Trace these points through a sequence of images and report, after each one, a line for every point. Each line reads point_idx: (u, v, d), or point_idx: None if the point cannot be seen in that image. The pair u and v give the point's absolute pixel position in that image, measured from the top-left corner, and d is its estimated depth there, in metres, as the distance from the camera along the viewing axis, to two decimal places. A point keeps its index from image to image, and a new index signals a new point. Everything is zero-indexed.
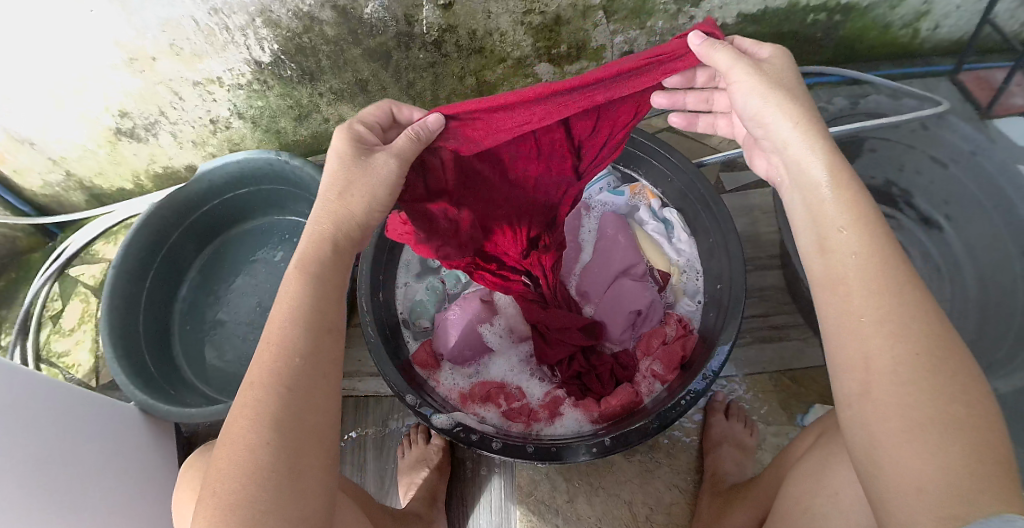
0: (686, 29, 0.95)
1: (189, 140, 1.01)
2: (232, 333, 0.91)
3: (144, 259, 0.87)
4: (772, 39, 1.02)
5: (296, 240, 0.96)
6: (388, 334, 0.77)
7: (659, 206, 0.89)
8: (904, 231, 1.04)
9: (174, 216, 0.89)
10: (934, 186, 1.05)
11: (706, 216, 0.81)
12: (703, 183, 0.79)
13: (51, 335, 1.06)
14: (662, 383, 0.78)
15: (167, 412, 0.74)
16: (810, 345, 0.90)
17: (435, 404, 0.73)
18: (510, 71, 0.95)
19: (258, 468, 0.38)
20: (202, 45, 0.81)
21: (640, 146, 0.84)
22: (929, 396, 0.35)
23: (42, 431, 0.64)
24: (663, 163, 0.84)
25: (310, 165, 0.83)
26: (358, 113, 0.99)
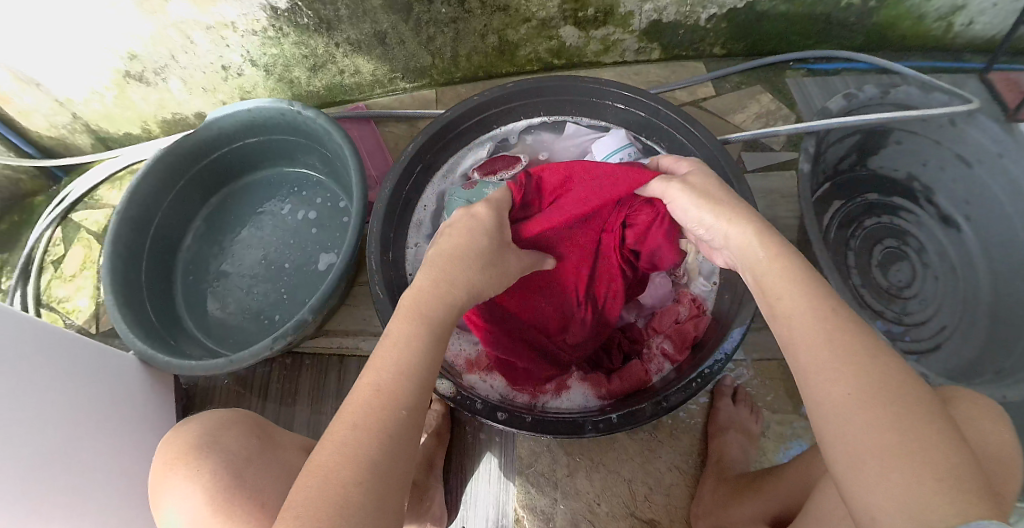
0: (718, 1, 0.91)
1: (199, 86, 0.98)
2: (236, 284, 0.88)
3: (147, 207, 0.84)
4: (805, 19, 0.98)
5: (304, 193, 0.93)
6: (396, 293, 0.74)
7: None
8: (923, 228, 1.01)
9: (179, 164, 0.86)
10: (956, 185, 0.99)
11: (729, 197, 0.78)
12: (727, 160, 0.75)
13: (52, 280, 1.04)
14: (674, 362, 0.76)
15: (166, 364, 0.72)
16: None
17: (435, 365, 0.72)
18: (534, 32, 0.92)
19: (348, 507, 0.34)
20: None
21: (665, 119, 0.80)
22: (882, 421, 0.34)
23: (51, 387, 0.64)
24: (690, 137, 0.79)
25: (322, 116, 0.80)
26: (374, 66, 0.95)
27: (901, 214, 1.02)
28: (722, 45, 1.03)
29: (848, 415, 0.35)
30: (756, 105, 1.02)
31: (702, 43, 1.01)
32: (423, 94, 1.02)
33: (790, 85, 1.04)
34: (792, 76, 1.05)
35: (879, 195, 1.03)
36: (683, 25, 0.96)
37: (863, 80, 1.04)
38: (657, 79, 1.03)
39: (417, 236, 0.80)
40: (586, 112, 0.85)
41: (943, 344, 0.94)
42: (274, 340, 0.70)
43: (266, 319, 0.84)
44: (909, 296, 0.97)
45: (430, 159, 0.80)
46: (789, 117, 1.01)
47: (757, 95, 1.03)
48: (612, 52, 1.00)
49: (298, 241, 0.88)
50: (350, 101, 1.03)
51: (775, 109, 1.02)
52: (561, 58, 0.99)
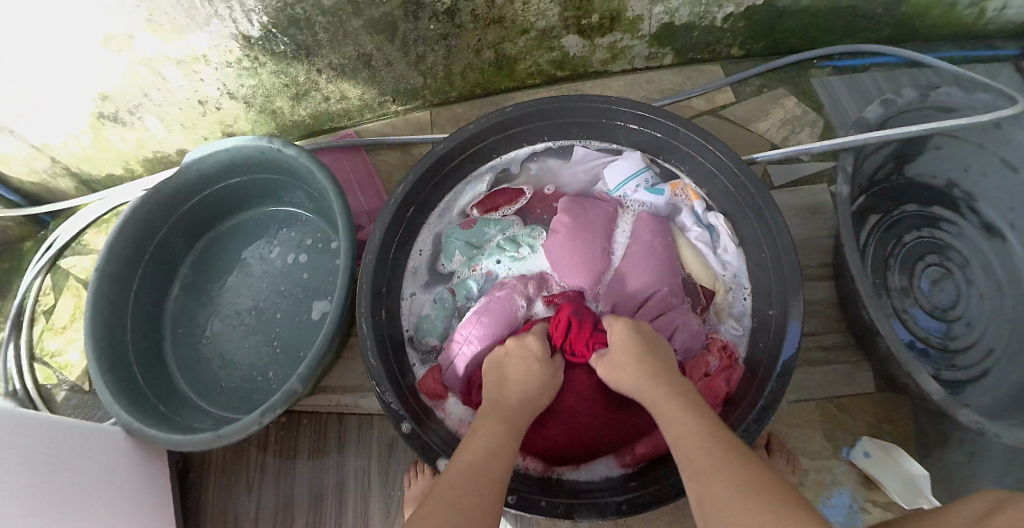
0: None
1: (177, 123, 0.91)
2: (227, 338, 0.82)
3: (129, 260, 0.78)
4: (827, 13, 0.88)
5: (294, 234, 0.86)
6: (388, 346, 0.64)
7: (703, 209, 0.76)
8: (965, 240, 0.91)
9: (162, 211, 0.80)
10: (1001, 191, 0.88)
11: (758, 225, 0.69)
12: (754, 184, 0.66)
13: (45, 332, 1.00)
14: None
15: (154, 438, 0.67)
16: (861, 371, 0.80)
17: (434, 443, 0.58)
18: (534, 44, 0.84)
19: None
20: (182, 17, 0.71)
21: (684, 139, 0.71)
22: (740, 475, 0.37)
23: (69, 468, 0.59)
24: (715, 161, 0.71)
25: (305, 155, 0.73)
26: (362, 90, 0.87)
27: (941, 225, 0.92)
28: (739, 47, 0.93)
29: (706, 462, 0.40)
30: (780, 111, 0.94)
31: (719, 45, 0.92)
32: (417, 117, 0.94)
33: (815, 84, 0.95)
34: (816, 75, 0.95)
35: (917, 206, 0.93)
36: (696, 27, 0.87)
37: (893, 76, 0.94)
38: (671, 87, 0.95)
39: (415, 284, 0.73)
40: (593, 133, 0.78)
41: (992, 371, 0.83)
42: (264, 413, 0.63)
43: (260, 376, 0.78)
44: (953, 319, 0.87)
45: (422, 200, 0.71)
46: (816, 122, 0.92)
47: (781, 99, 0.94)
48: (620, 60, 0.92)
49: (290, 289, 0.81)
50: (339, 129, 0.96)
51: (799, 114, 0.93)
52: (565, 69, 0.91)
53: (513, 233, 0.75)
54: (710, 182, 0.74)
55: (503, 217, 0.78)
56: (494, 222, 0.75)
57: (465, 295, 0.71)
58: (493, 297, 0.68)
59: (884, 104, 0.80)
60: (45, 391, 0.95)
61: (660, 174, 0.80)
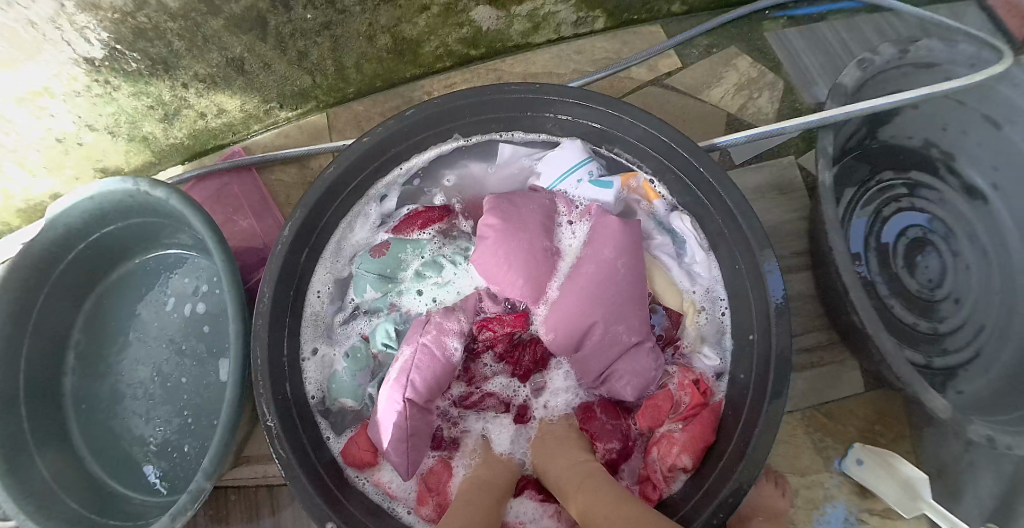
0: None
1: (41, 166, 0.77)
2: (133, 412, 0.71)
3: (9, 339, 0.67)
4: None
5: (190, 284, 0.74)
6: (294, 418, 0.55)
7: (663, 209, 0.67)
8: (947, 206, 0.82)
9: (35, 275, 0.68)
10: (984, 149, 0.79)
11: (730, 233, 0.61)
12: (714, 172, 0.59)
13: None
14: (687, 472, 0.57)
15: None
16: (848, 369, 0.76)
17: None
18: (438, 21, 0.70)
19: None
20: (4, 49, 0.56)
21: (630, 130, 0.62)
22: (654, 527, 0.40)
23: None
24: (678, 161, 0.62)
25: (177, 195, 0.61)
26: (242, 100, 0.74)
27: (921, 192, 0.83)
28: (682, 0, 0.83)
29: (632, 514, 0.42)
30: (733, 74, 0.86)
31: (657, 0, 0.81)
32: (313, 120, 0.81)
33: (771, 41, 0.88)
34: (771, 29, 0.89)
35: (894, 172, 0.83)
36: None
37: (853, 23, 0.90)
38: (605, 55, 0.83)
39: (317, 337, 0.62)
40: (523, 128, 0.66)
41: (984, 351, 0.75)
42: (171, 517, 0.54)
43: (176, 453, 0.69)
44: (941, 298, 0.79)
45: (311, 239, 0.59)
46: (774, 85, 0.86)
47: (734, 60, 0.87)
48: (544, 29, 0.79)
49: (195, 349, 0.70)
50: (227, 146, 0.83)
51: (757, 76, 0.87)
52: (479, 47, 0.78)
53: (430, 253, 0.66)
54: (665, 174, 0.65)
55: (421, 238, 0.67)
56: (409, 244, 0.65)
57: (379, 341, 0.61)
58: (419, 346, 0.58)
59: (861, 65, 0.71)
60: None
61: (606, 165, 0.70)
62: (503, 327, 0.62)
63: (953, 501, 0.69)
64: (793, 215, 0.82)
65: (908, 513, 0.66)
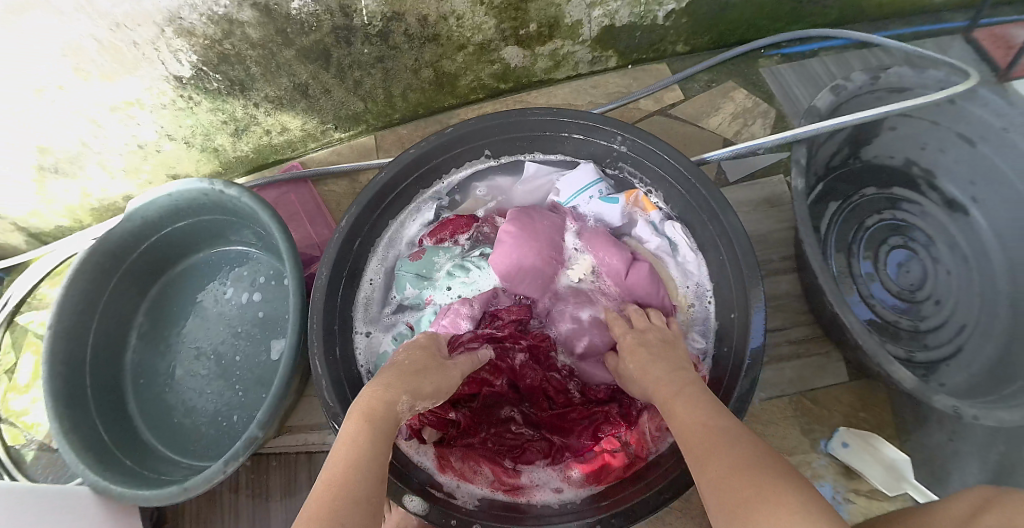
0: None
1: (121, 168, 0.89)
2: (189, 385, 0.81)
3: (81, 314, 0.76)
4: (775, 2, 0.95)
5: (246, 273, 0.84)
6: (344, 384, 0.63)
7: (658, 217, 0.77)
8: (929, 218, 0.92)
9: (110, 260, 0.78)
10: (961, 165, 0.89)
11: (715, 232, 0.70)
12: (701, 180, 0.68)
13: (8, 392, 0.96)
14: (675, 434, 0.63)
15: (120, 494, 0.66)
16: (833, 360, 0.85)
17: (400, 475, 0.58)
18: (473, 58, 0.83)
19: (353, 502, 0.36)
20: (111, 65, 0.68)
21: (631, 145, 0.72)
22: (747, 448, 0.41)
23: None
24: (670, 169, 0.71)
25: (247, 194, 0.72)
26: (302, 121, 0.86)
27: (903, 206, 0.93)
28: (684, 42, 0.98)
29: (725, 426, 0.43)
30: (730, 104, 1.00)
31: (664, 42, 0.96)
32: (363, 142, 0.93)
33: (765, 75, 1.02)
34: (765, 65, 1.03)
35: (876, 189, 0.93)
36: (640, 26, 0.89)
37: (842, 58, 1.03)
38: (617, 89, 0.97)
39: (368, 322, 0.72)
40: (543, 146, 0.77)
41: (966, 346, 0.84)
42: (225, 463, 0.62)
43: (224, 421, 0.77)
44: (922, 299, 0.87)
45: (360, 236, 0.69)
46: (768, 112, 0.99)
47: (731, 92, 1.01)
48: (564, 67, 0.92)
49: (248, 330, 0.80)
50: (286, 160, 0.94)
51: (752, 106, 1.00)
52: (508, 81, 0.90)
53: (462, 258, 0.74)
54: (663, 185, 0.75)
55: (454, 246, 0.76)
56: (443, 250, 0.74)
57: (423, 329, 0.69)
58: (439, 327, 0.67)
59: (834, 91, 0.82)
60: (12, 453, 0.92)
61: (614, 184, 0.80)
62: (510, 314, 0.70)
63: (936, 482, 0.77)
64: (782, 225, 0.94)
65: (891, 492, 0.74)
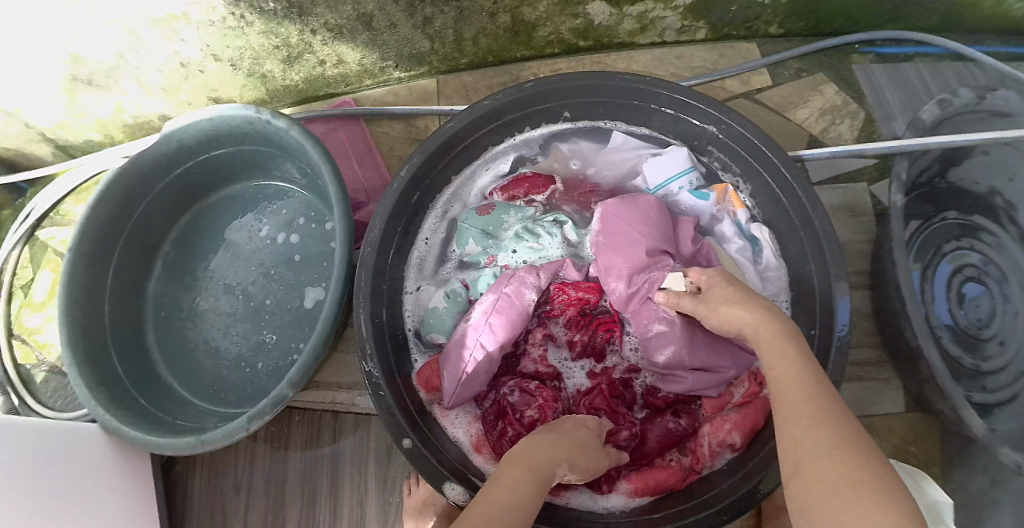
0: None
1: (158, 87, 0.83)
2: (213, 324, 0.76)
3: (104, 238, 0.71)
4: None
5: (285, 212, 0.78)
6: (386, 344, 0.57)
7: (746, 217, 0.70)
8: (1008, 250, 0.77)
9: (139, 185, 0.72)
10: None
11: (805, 236, 0.63)
12: (801, 180, 0.60)
13: (22, 308, 0.93)
14: (734, 452, 0.57)
15: (130, 437, 0.61)
16: (891, 387, 0.78)
17: (435, 459, 0.53)
18: (555, 9, 0.74)
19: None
20: None
21: (729, 130, 0.64)
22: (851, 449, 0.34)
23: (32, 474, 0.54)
24: (766, 161, 0.64)
25: (297, 127, 0.65)
26: (361, 53, 0.78)
27: (981, 233, 0.78)
28: (779, 24, 0.87)
29: (809, 432, 0.36)
30: (818, 98, 0.91)
31: (758, 20, 0.86)
32: (421, 85, 0.85)
33: (858, 71, 0.91)
34: (858, 62, 0.91)
35: (956, 211, 0.80)
36: (735, 1, 0.80)
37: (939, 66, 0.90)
38: (703, 64, 0.88)
39: (422, 278, 0.66)
40: (626, 117, 0.70)
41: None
42: (251, 418, 0.58)
43: (247, 367, 0.73)
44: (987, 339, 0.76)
45: (417, 190, 0.62)
46: (857, 114, 0.89)
47: (820, 86, 0.91)
48: (649, 31, 0.83)
49: (281, 274, 0.75)
50: (337, 95, 0.87)
51: (840, 104, 0.90)
52: (588, 38, 0.82)
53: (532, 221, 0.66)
54: (755, 178, 0.68)
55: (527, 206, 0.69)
56: (514, 209, 0.67)
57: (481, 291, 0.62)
58: (501, 293, 0.59)
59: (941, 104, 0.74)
60: (22, 373, 0.88)
61: (704, 171, 0.73)
62: (579, 291, 0.62)
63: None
64: (859, 237, 0.85)
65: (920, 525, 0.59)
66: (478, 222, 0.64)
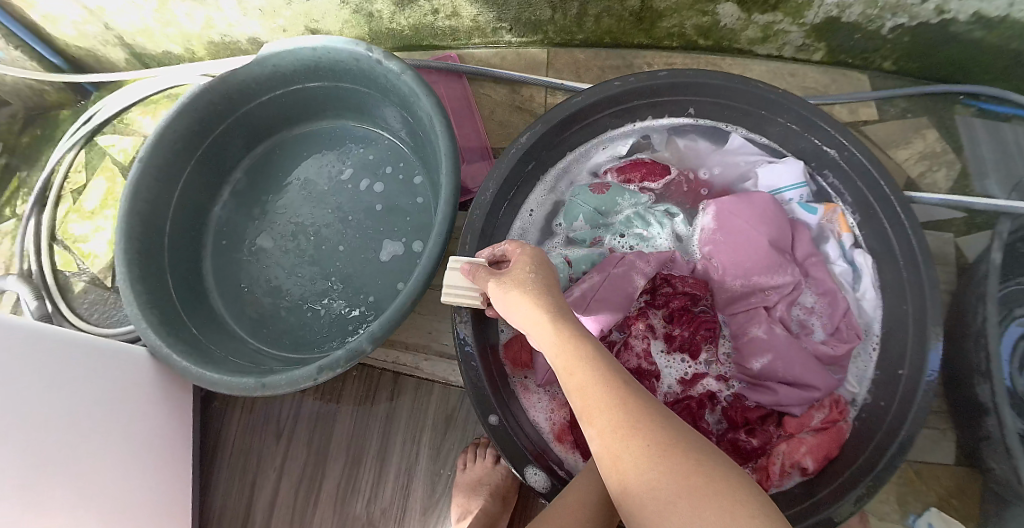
0: (910, 12, 0.70)
1: (256, 9, 0.79)
2: (276, 261, 0.73)
3: (179, 153, 0.68)
4: (993, 51, 0.75)
5: (372, 159, 0.75)
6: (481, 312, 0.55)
7: (852, 244, 0.65)
8: None
9: (223, 105, 0.69)
10: None
11: (906, 277, 0.59)
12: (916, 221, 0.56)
13: (70, 213, 0.90)
14: (803, 475, 0.56)
15: (183, 368, 0.57)
16: (946, 438, 0.70)
17: (518, 438, 0.50)
18: (687, 3, 0.71)
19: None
20: None
21: (850, 157, 0.60)
22: (678, 468, 0.30)
23: (65, 392, 0.50)
24: (881, 199, 0.59)
25: (410, 72, 0.61)
26: (478, 10, 0.75)
27: None
28: (894, 61, 0.82)
29: (626, 459, 0.32)
30: (919, 142, 0.86)
31: (875, 54, 0.81)
32: (533, 53, 0.82)
33: (961, 122, 0.85)
34: (961, 113, 0.84)
35: None
36: (860, 29, 0.76)
37: None
38: (814, 86, 0.85)
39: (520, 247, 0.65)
40: (747, 123, 0.67)
41: None
42: (319, 370, 0.53)
43: (309, 310, 0.69)
44: None
45: (534, 160, 0.60)
46: (952, 165, 0.84)
47: (922, 129, 0.86)
48: (769, 42, 0.80)
49: (360, 221, 0.72)
50: (442, 49, 0.85)
51: (940, 151, 0.85)
52: (709, 38, 0.79)
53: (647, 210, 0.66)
54: (866, 212, 0.63)
55: (640, 193, 0.68)
56: (628, 194, 0.66)
57: (582, 268, 0.61)
58: (609, 274, 0.58)
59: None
60: (63, 279, 0.85)
61: (813, 192, 0.68)
62: (684, 285, 0.61)
63: None
64: None
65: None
66: (594, 200, 0.65)
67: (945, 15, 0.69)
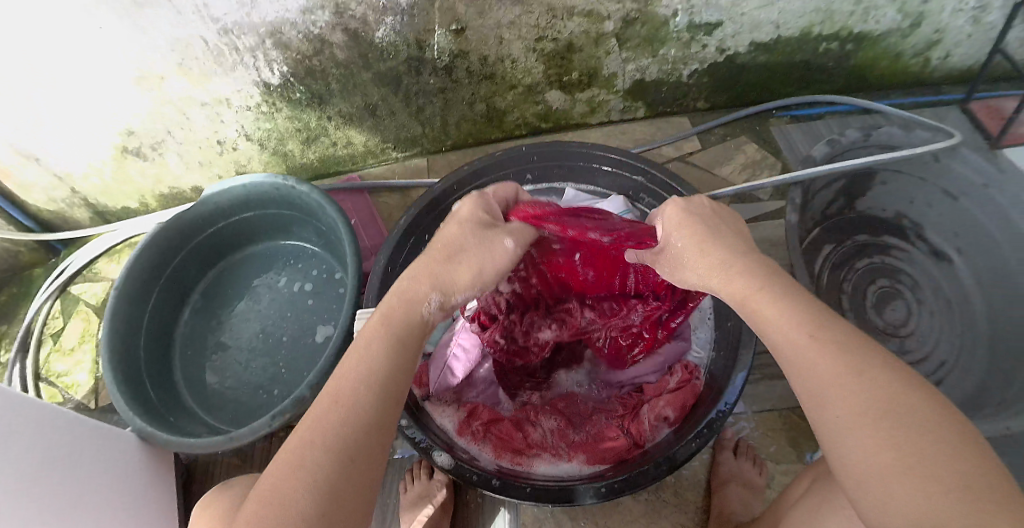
0: (698, 57, 0.95)
1: (195, 161, 1.00)
2: (235, 358, 0.88)
3: (149, 280, 0.85)
4: (785, 68, 1.02)
5: (301, 265, 0.94)
6: None
7: None
8: (914, 263, 0.97)
9: (177, 240, 0.87)
10: (945, 218, 1.00)
11: None
12: None
13: (52, 353, 1.03)
14: (670, 425, 0.71)
15: (164, 440, 0.71)
16: None
17: (431, 438, 0.69)
18: (521, 97, 0.95)
19: (324, 448, 0.38)
20: (210, 64, 0.79)
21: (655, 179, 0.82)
22: (879, 407, 0.35)
23: (65, 458, 0.63)
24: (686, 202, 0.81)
25: (317, 191, 0.81)
26: (366, 138, 0.98)
27: (892, 251, 0.99)
28: (705, 99, 1.07)
29: (829, 405, 0.37)
30: (740, 156, 1.07)
31: (686, 98, 1.06)
32: (416, 163, 1.05)
33: (776, 133, 1.08)
34: (776, 124, 1.09)
35: (869, 236, 1.00)
36: (665, 83, 1.00)
37: (845, 121, 1.09)
38: (643, 136, 1.08)
39: None
40: (579, 177, 0.88)
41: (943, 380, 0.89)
42: (272, 416, 0.68)
43: (264, 393, 0.84)
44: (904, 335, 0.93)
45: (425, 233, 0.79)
46: (774, 165, 1.05)
47: (742, 145, 1.08)
48: (599, 111, 1.04)
49: (296, 315, 0.89)
50: (344, 173, 1.07)
51: (759, 158, 1.06)
52: (549, 120, 1.03)
53: None
54: None
55: None
56: None
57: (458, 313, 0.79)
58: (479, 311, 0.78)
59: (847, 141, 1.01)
60: None
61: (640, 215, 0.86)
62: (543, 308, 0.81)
63: None
64: None
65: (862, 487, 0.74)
66: None
67: (728, 51, 0.95)
